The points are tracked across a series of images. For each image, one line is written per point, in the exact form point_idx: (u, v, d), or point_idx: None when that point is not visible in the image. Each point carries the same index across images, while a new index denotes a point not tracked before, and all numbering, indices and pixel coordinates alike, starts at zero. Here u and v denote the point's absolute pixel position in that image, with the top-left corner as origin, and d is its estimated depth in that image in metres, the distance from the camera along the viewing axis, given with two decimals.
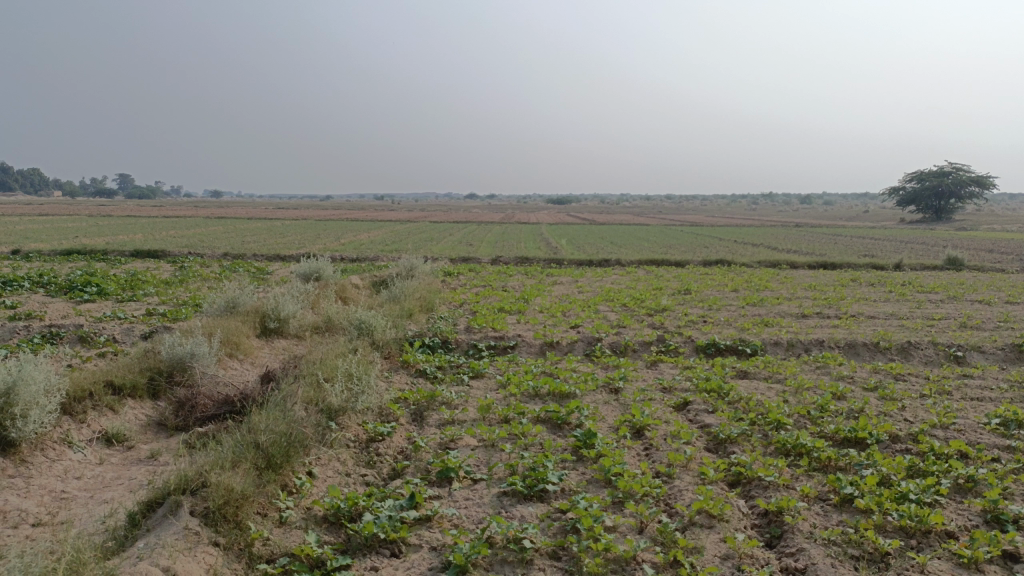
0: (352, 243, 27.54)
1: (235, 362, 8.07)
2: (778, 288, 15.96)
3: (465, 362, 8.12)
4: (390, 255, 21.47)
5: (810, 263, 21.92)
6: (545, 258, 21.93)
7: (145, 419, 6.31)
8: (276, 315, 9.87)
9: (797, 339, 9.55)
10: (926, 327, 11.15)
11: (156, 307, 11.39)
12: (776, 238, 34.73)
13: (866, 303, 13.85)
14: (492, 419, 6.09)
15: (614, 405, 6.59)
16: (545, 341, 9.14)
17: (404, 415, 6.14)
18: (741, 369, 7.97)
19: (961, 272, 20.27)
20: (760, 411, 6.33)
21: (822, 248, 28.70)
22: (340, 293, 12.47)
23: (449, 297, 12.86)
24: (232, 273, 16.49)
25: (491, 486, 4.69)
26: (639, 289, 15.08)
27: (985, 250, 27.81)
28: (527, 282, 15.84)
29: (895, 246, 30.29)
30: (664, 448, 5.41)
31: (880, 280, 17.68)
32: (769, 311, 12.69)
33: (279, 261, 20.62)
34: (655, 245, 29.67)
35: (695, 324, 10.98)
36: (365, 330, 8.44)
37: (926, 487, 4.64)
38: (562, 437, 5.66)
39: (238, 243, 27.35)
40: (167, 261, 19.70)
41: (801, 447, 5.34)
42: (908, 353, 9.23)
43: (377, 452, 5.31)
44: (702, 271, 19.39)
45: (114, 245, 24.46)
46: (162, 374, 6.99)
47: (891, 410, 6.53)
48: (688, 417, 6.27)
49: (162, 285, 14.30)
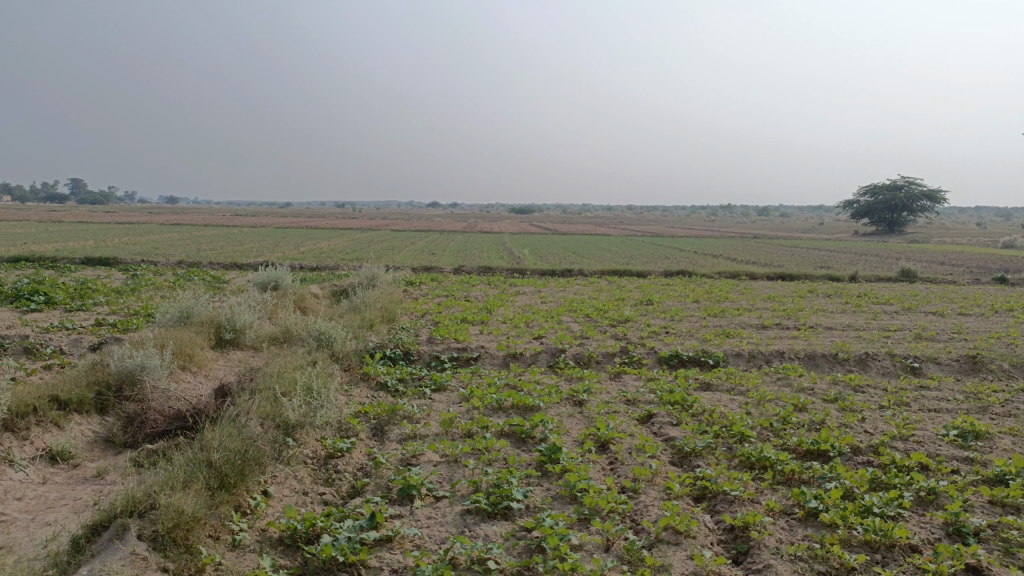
0: (312, 252, 27.18)
1: (188, 374, 7.82)
2: (737, 298, 16.11)
3: (427, 374, 7.99)
4: (350, 264, 21.22)
5: (769, 274, 22.21)
6: (508, 268, 21.86)
7: (92, 436, 6.06)
8: (231, 326, 9.62)
9: (758, 350, 9.60)
10: (882, 339, 11.32)
11: (107, 317, 11.04)
12: (734, 249, 35.20)
13: (824, 314, 14.03)
14: (455, 433, 5.97)
15: (578, 418, 6.52)
16: (508, 353, 9.04)
17: (364, 429, 5.99)
18: (704, 381, 7.97)
19: (914, 284, 20.72)
20: (723, 423, 6.32)
21: (780, 260, 29.14)
22: (298, 302, 12.23)
23: (411, 308, 12.70)
24: (187, 282, 16.10)
25: (453, 504, 4.58)
26: (602, 300, 15.07)
27: (936, 262, 28.52)
28: (490, 293, 15.74)
29: (850, 258, 30.91)
30: (629, 462, 5.35)
31: (836, 291, 17.97)
32: (730, 321, 12.78)
33: (236, 269, 20.21)
34: (617, 255, 29.83)
35: (657, 335, 10.99)
36: (325, 341, 8.26)
37: (889, 500, 4.64)
38: (526, 452, 5.57)
39: (193, 251, 26.78)
40: (119, 269, 19.18)
41: (765, 459, 5.33)
42: (866, 364, 9.34)
43: (336, 469, 5.16)
44: (664, 281, 19.50)
45: (63, 252, 23.76)
46: (111, 388, 6.74)
47: (851, 422, 6.57)
48: (652, 430, 6.22)
49: (113, 294, 13.88)
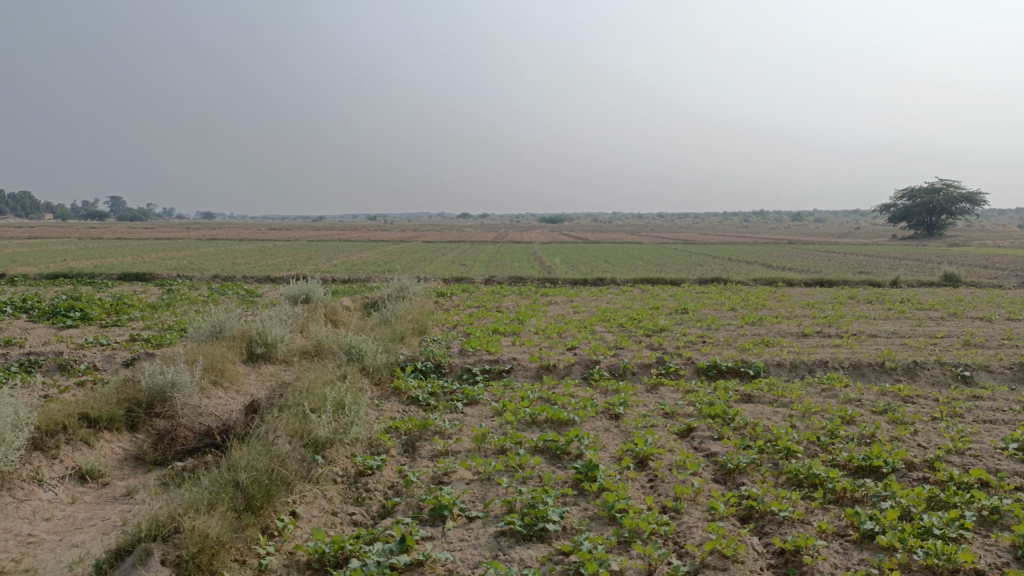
0: (343, 264, 27.30)
1: (219, 390, 7.76)
2: (776, 306, 15.75)
3: (459, 388, 7.83)
4: (382, 276, 21.23)
5: (807, 281, 21.72)
6: (539, 278, 21.67)
7: (122, 453, 5.99)
8: (263, 340, 9.56)
9: (800, 359, 9.29)
10: (929, 346, 10.91)
11: (141, 333, 11.08)
12: (769, 256, 34.62)
13: (866, 322, 13.61)
14: (488, 450, 5.78)
15: (615, 433, 6.30)
16: (541, 364, 8.85)
17: (395, 446, 5.84)
18: (745, 393, 7.69)
19: (958, 288, 20.12)
20: (768, 438, 6.05)
21: (817, 266, 28.55)
22: (330, 315, 12.18)
23: (442, 319, 12.57)
24: (220, 296, 16.17)
25: (487, 525, 4.39)
26: (635, 309, 14.80)
27: (979, 266, 27.75)
28: (521, 303, 15.56)
29: (890, 262, 30.27)
30: (669, 480, 5.13)
31: (878, 297, 17.50)
32: (769, 330, 12.45)
33: (269, 283, 20.32)
34: (650, 263, 29.55)
35: (694, 345, 10.73)
36: (355, 355, 8.14)
37: (950, 520, 4.34)
38: (562, 469, 5.37)
39: (228, 265, 27.04)
40: (154, 284, 19.38)
41: (814, 477, 5.07)
42: (914, 373, 8.98)
43: (366, 488, 5.01)
44: (698, 289, 19.18)
45: (100, 268, 24.10)
46: (141, 405, 6.68)
47: (903, 435, 6.26)
48: (693, 445, 5.98)
49: (148, 309, 13.97)
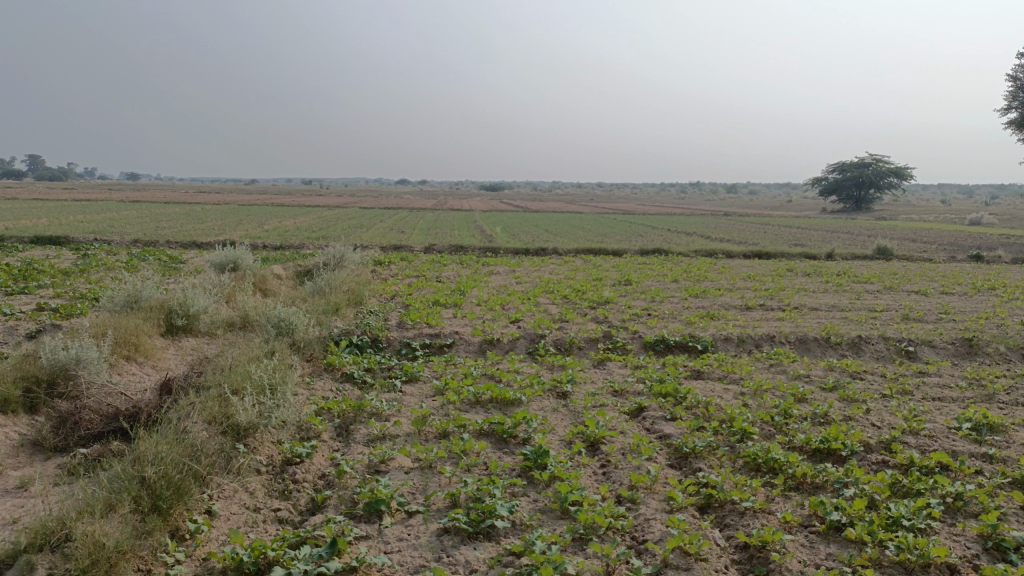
0: (275, 229, 26.30)
1: (133, 366, 7.13)
2: (718, 277, 15.68)
3: (397, 364, 7.36)
4: (316, 242, 20.43)
5: (745, 253, 21.81)
6: (480, 247, 21.19)
7: (17, 439, 5.34)
8: (184, 311, 8.89)
9: (747, 333, 9.10)
10: (871, 320, 10.92)
11: (49, 302, 10.22)
12: (706, 227, 34.87)
13: (807, 295, 13.61)
14: (428, 434, 5.36)
15: (564, 413, 5.94)
16: (484, 339, 8.43)
17: (327, 430, 5.38)
18: (695, 369, 7.44)
19: (891, 261, 20.46)
20: (722, 419, 5.79)
21: (753, 238, 28.76)
22: (259, 284, 11.50)
23: (379, 289, 12.00)
24: (141, 262, 15.21)
25: (429, 522, 3.99)
26: (578, 280, 14.49)
27: (907, 239, 28.46)
28: (462, 273, 15.07)
29: (823, 235, 30.76)
30: (623, 466, 4.81)
31: (815, 269, 17.63)
32: (713, 302, 12.33)
33: (195, 249, 19.32)
34: (591, 233, 29.36)
35: (640, 317, 10.48)
36: (285, 329, 7.57)
37: (917, 509, 4.12)
38: (509, 454, 4.99)
39: (151, 229, 25.72)
40: (70, 249, 18.19)
41: (774, 461, 4.82)
42: (859, 348, 8.90)
43: (293, 479, 4.55)
44: (640, 260, 19.01)
45: (12, 230, 22.57)
46: (41, 384, 6.03)
47: (856, 415, 6.10)
48: (645, 426, 5.68)
49: (60, 275, 12.98)
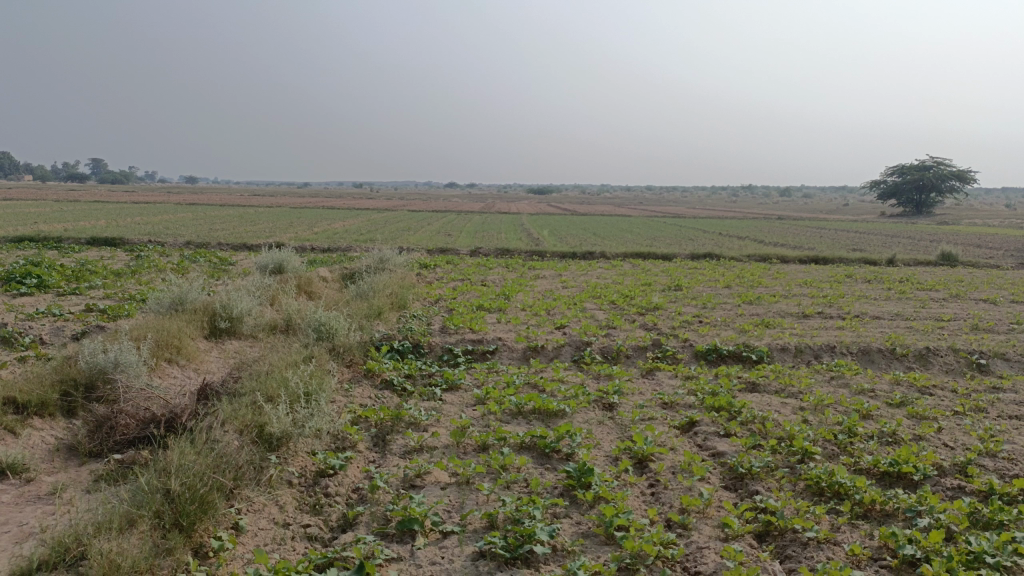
0: (325, 232, 26.46)
1: (174, 370, 7.06)
2: (772, 283, 15.13)
3: (438, 371, 7.15)
4: (364, 245, 20.44)
5: (801, 258, 21.11)
6: (527, 250, 20.95)
7: (52, 443, 5.27)
8: (227, 314, 8.83)
9: (806, 343, 8.66)
10: (938, 330, 10.33)
11: (98, 303, 10.30)
12: (760, 231, 34.03)
13: (867, 303, 13.01)
14: (467, 447, 5.11)
15: (610, 427, 5.64)
16: (528, 346, 8.17)
17: (363, 440, 5.18)
18: (749, 381, 7.06)
19: (956, 268, 19.54)
20: (779, 437, 5.42)
21: (809, 242, 27.91)
22: (304, 286, 11.43)
23: (423, 293, 11.82)
24: (191, 264, 15.35)
25: (464, 544, 3.75)
26: (627, 285, 14.12)
27: (972, 245, 27.30)
28: (508, 277, 14.83)
29: (882, 240, 29.73)
30: (673, 486, 4.49)
31: (876, 276, 16.93)
32: (767, 310, 11.85)
33: (244, 251, 19.49)
34: (640, 237, 28.88)
35: (691, 325, 10.09)
36: (325, 333, 7.43)
37: (1002, 545, 3.73)
38: (552, 471, 4.72)
39: (204, 231, 26.12)
40: (124, 250, 18.51)
41: (839, 486, 4.45)
42: (927, 360, 8.38)
43: (325, 492, 4.35)
44: (690, 265, 18.53)
45: (71, 232, 23.11)
46: (79, 387, 5.98)
47: (926, 434, 5.66)
48: (697, 443, 5.35)
49: (111, 277, 13.14)
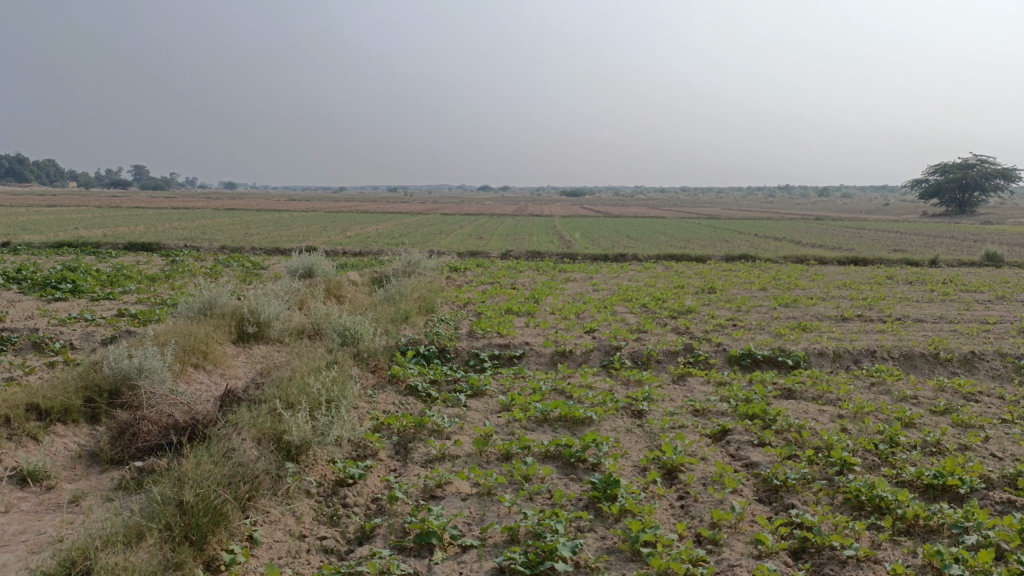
0: (358, 236, 26.57)
1: (200, 375, 7.04)
2: (809, 285, 14.76)
3: (464, 377, 7.03)
4: (394, 249, 20.43)
5: (839, 259, 20.61)
6: (558, 253, 20.76)
7: (75, 450, 5.26)
8: (255, 319, 8.82)
9: (844, 348, 8.36)
10: (983, 334, 9.94)
11: (130, 308, 10.37)
12: (797, 232, 33.40)
13: (909, 305, 12.59)
14: (491, 455, 4.98)
15: (638, 435, 5.46)
16: (556, 350, 8.01)
17: (384, 448, 5.08)
18: (785, 387, 6.82)
19: (1002, 268, 18.91)
20: (816, 447, 5.19)
21: (847, 243, 27.29)
22: (333, 290, 11.41)
23: (452, 297, 11.72)
24: (223, 269, 15.45)
25: (483, 559, 3.61)
26: (659, 288, 13.87)
27: (1018, 245, 26.47)
28: (538, 280, 14.67)
29: (924, 241, 28.98)
30: (704, 499, 4.30)
31: (917, 277, 16.43)
32: (804, 312, 11.53)
33: (277, 255, 19.60)
34: (674, 238, 28.51)
35: (724, 328, 9.84)
36: (351, 338, 7.36)
37: None
38: (577, 481, 4.56)
39: (239, 236, 26.37)
40: (159, 255, 18.73)
41: (880, 500, 4.22)
42: (972, 365, 8.04)
43: (344, 503, 4.25)
44: (724, 267, 18.18)
45: (110, 237, 23.51)
46: (104, 394, 5.97)
47: (973, 443, 5.38)
48: (729, 452, 5.14)
49: (145, 282, 13.25)
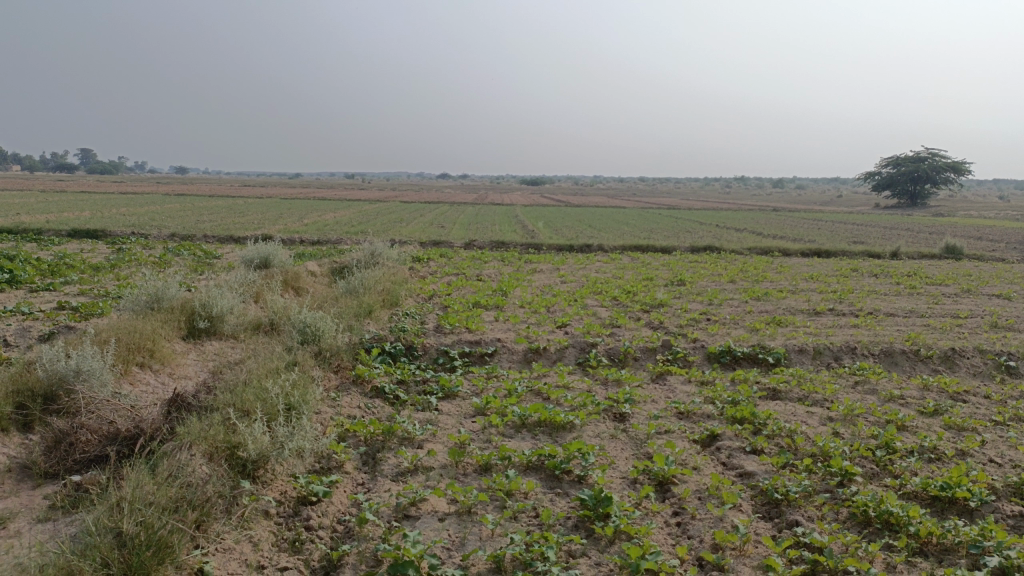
0: (315, 224, 25.85)
1: (147, 375, 6.51)
2: (778, 278, 14.63)
3: (434, 377, 6.60)
4: (354, 238, 19.86)
5: (802, 251, 20.60)
6: (523, 243, 20.35)
7: (3, 461, 4.72)
8: (207, 313, 8.25)
9: (824, 344, 8.13)
10: (956, 329, 9.83)
11: (72, 300, 9.70)
12: (758, 223, 33.51)
13: (878, 299, 12.50)
14: (468, 467, 4.57)
15: (624, 442, 5.11)
16: (529, 348, 7.63)
17: (352, 460, 4.64)
18: (770, 388, 6.54)
19: (962, 262, 19.06)
20: (812, 455, 4.91)
21: (809, 235, 27.40)
22: (291, 281, 10.86)
23: (417, 289, 11.27)
24: (174, 258, 14.72)
25: None
26: (628, 280, 13.58)
27: (972, 238, 26.88)
28: (504, 271, 14.26)
29: (881, 232, 29.31)
30: (702, 516, 3.96)
31: (882, 270, 16.43)
32: (777, 306, 11.34)
33: (231, 244, 18.85)
34: (637, 229, 28.36)
35: (699, 323, 9.58)
36: (312, 336, 6.87)
37: None
38: (564, 497, 4.18)
39: (190, 223, 25.43)
40: (105, 243, 17.84)
41: (890, 517, 3.92)
42: (953, 363, 7.87)
43: (308, 525, 3.82)
44: (691, 259, 17.99)
45: (53, 223, 22.45)
46: (37, 399, 5.42)
47: (971, 449, 5.15)
48: (721, 461, 4.83)
49: (89, 271, 12.50)
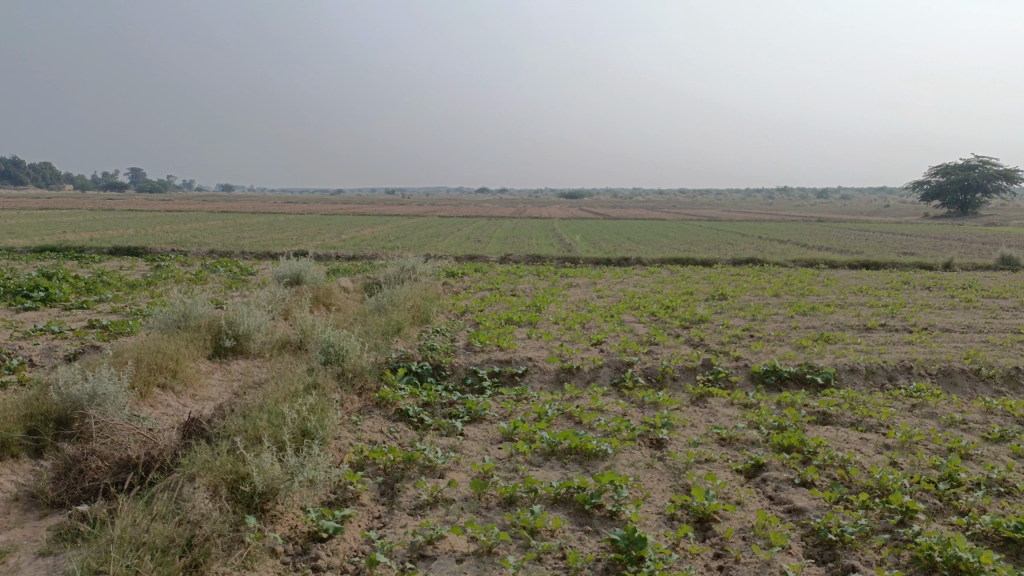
0: (352, 239, 25.89)
1: (168, 396, 6.34)
2: (824, 292, 14.05)
3: (460, 399, 6.31)
4: (390, 253, 19.76)
5: (850, 263, 19.87)
6: (559, 257, 20.01)
7: (11, 488, 4.54)
8: (233, 331, 8.09)
9: (877, 363, 7.64)
10: (1020, 346, 9.21)
11: (102, 318, 9.65)
12: (802, 234, 32.66)
13: (932, 313, 11.87)
14: (491, 500, 4.26)
15: (660, 472, 4.75)
16: (562, 367, 7.29)
17: (368, 492, 4.37)
18: (820, 412, 6.10)
19: (1020, 273, 18.18)
20: (868, 488, 4.49)
21: (856, 245, 26.53)
22: (322, 297, 10.69)
23: (449, 305, 11.02)
24: (209, 275, 14.70)
25: None
26: (666, 294, 13.15)
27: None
28: (539, 286, 13.94)
29: (932, 243, 28.29)
30: (745, 560, 3.58)
31: (935, 282, 15.70)
32: (823, 321, 10.83)
33: (267, 260, 18.86)
34: (676, 241, 27.83)
35: (741, 340, 9.14)
36: (335, 355, 6.64)
37: None
38: (593, 536, 3.84)
39: (230, 240, 25.64)
40: (144, 260, 17.98)
41: (959, 563, 3.49)
42: (1019, 383, 7.31)
43: (315, 565, 3.54)
44: (732, 272, 17.46)
45: (97, 241, 22.79)
46: (51, 424, 5.26)
47: None
48: (767, 494, 4.44)
49: (124, 289, 12.50)
